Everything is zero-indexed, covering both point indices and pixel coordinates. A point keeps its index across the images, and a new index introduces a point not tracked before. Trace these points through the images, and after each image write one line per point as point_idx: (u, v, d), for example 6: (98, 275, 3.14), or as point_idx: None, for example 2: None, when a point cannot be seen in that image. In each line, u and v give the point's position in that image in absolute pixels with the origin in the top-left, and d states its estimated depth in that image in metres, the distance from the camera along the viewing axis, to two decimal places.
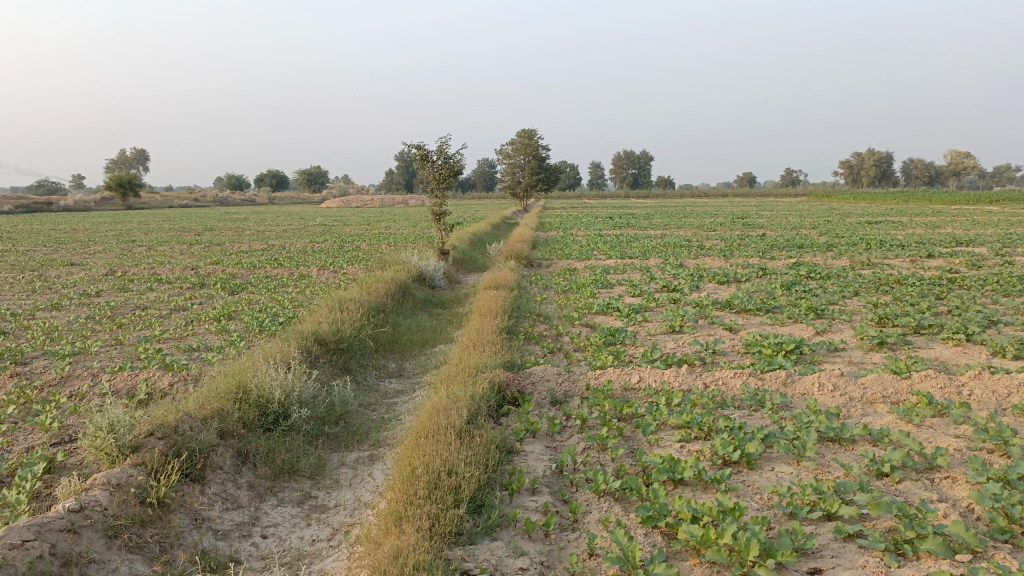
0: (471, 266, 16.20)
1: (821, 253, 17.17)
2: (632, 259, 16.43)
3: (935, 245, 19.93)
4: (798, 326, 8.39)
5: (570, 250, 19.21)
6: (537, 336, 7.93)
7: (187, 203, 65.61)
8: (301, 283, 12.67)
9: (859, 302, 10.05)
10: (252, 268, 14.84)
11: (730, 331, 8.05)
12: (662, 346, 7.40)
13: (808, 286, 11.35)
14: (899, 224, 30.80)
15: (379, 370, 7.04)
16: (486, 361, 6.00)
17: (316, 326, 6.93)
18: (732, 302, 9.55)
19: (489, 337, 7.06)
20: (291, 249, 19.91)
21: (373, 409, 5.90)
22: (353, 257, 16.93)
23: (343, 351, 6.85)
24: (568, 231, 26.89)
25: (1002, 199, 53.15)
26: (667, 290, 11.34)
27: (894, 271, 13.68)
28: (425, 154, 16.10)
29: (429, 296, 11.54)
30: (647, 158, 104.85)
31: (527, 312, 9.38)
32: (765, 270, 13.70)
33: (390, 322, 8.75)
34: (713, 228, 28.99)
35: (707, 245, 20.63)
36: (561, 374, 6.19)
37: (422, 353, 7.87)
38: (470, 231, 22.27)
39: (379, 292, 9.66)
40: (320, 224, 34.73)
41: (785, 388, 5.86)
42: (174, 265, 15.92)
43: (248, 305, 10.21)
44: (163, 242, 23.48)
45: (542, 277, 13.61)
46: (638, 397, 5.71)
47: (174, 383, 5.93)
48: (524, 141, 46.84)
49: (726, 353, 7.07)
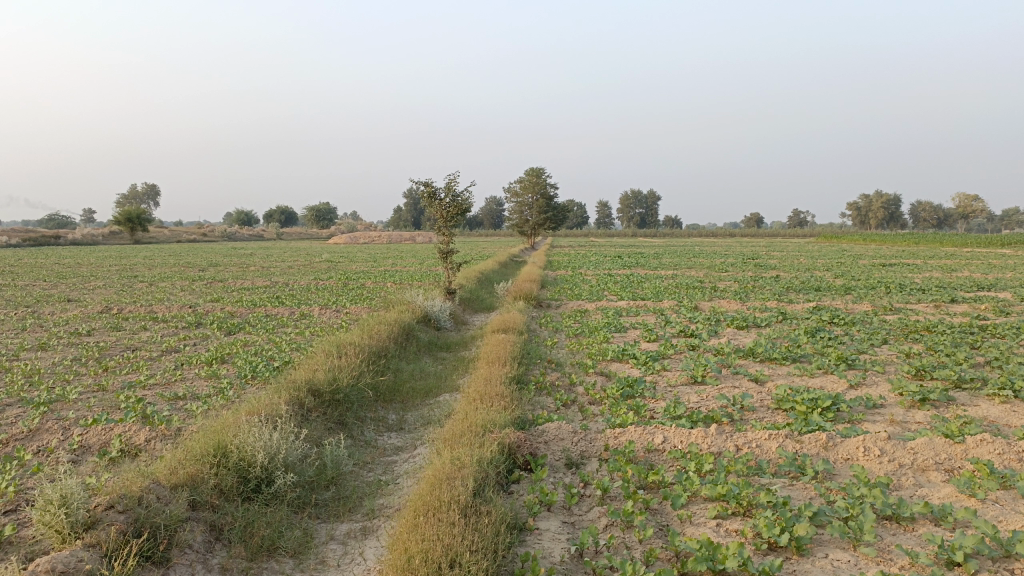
0: (478, 306, 15.68)
1: (840, 297, 16.62)
2: (644, 301, 15.88)
3: (956, 289, 19.33)
4: (830, 379, 7.81)
5: (579, 291, 18.68)
6: (549, 387, 7.36)
7: (195, 238, 65.61)
8: (301, 323, 12.17)
9: (889, 351, 9.47)
10: (252, 307, 14.34)
11: (756, 384, 7.48)
12: (685, 399, 6.84)
13: (832, 332, 10.77)
14: (913, 267, 30.19)
15: (378, 423, 6.48)
16: (494, 418, 5.44)
17: (310, 375, 6.39)
18: (755, 351, 8.98)
19: (497, 388, 6.49)
20: (295, 286, 19.44)
21: (369, 470, 5.34)
22: (357, 296, 16.45)
23: (339, 403, 6.30)
24: (577, 271, 26.42)
25: (1015, 242, 52.51)
26: (685, 335, 10.78)
27: (919, 317, 13.10)
28: (432, 192, 15.73)
29: (434, 339, 11.03)
30: (655, 197, 104.87)
31: (537, 358, 8.84)
32: (785, 314, 13.14)
33: (392, 368, 8.23)
34: (725, 269, 28.50)
35: (721, 286, 20.09)
36: (576, 433, 5.62)
37: (425, 403, 7.32)
38: (477, 269, 21.77)
39: (381, 335, 9.12)
40: (326, 261, 34.46)
41: (827, 452, 5.28)
42: (172, 302, 15.44)
43: (244, 348, 9.70)
44: (166, 279, 23.08)
45: (552, 319, 13.08)
46: (663, 461, 5.14)
47: (151, 439, 5.38)
48: (533, 180, 46.72)
49: (756, 410, 6.50)
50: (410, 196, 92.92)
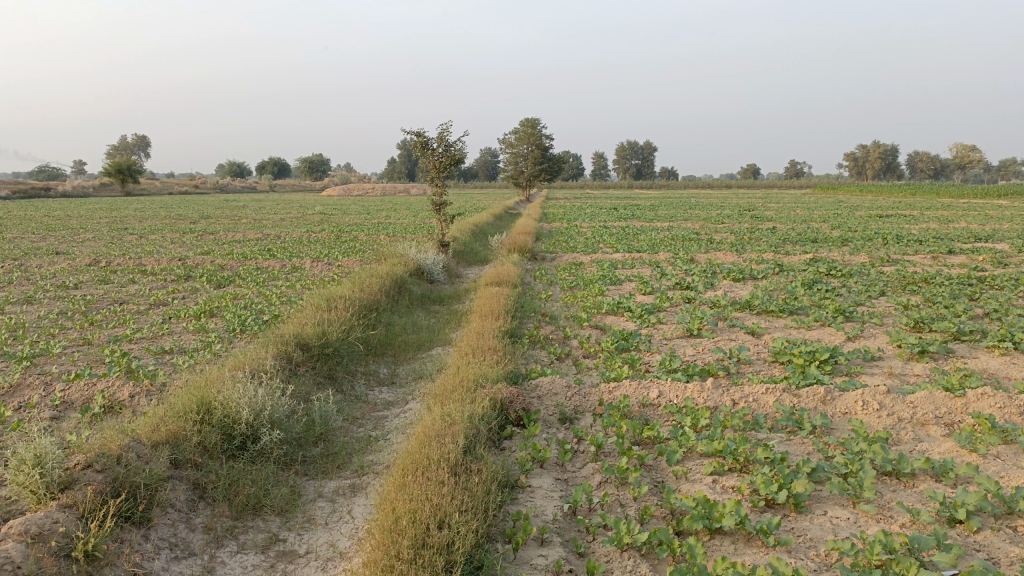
0: (472, 259, 15.49)
1: (837, 248, 16.49)
2: (639, 253, 15.71)
3: (953, 240, 19.19)
4: (828, 332, 7.70)
5: (574, 243, 18.50)
6: (543, 341, 7.23)
7: (186, 189, 64.89)
8: (292, 276, 11.99)
9: (887, 303, 9.36)
10: (243, 259, 14.13)
11: (753, 337, 7.38)
12: (680, 352, 6.73)
13: (830, 284, 10.64)
14: (910, 218, 29.98)
15: (368, 377, 6.36)
16: (486, 372, 5.32)
17: (298, 329, 6.24)
18: (752, 303, 8.86)
19: (490, 342, 6.36)
20: (286, 239, 19.19)
21: (360, 426, 5.24)
22: (349, 248, 16.24)
23: (328, 357, 6.17)
24: (572, 223, 26.19)
25: (1012, 194, 52.24)
26: (680, 288, 10.65)
27: (917, 268, 12.97)
28: (424, 142, 15.41)
29: (427, 291, 10.88)
30: (652, 148, 103.89)
31: (531, 311, 8.71)
32: (782, 266, 13.01)
33: (384, 321, 8.10)
34: (721, 220, 28.29)
35: (717, 238, 19.91)
36: (570, 387, 5.52)
37: (416, 357, 7.21)
38: (471, 221, 21.51)
39: (372, 287, 8.96)
40: (319, 212, 34.12)
41: (825, 407, 5.19)
42: (161, 255, 15.21)
43: (233, 301, 9.53)
44: (156, 232, 22.79)
45: (547, 272, 12.92)
46: (659, 416, 5.04)
47: (135, 395, 5.25)
48: (528, 131, 46.07)
49: (753, 363, 6.40)
50: (404, 147, 91.78)
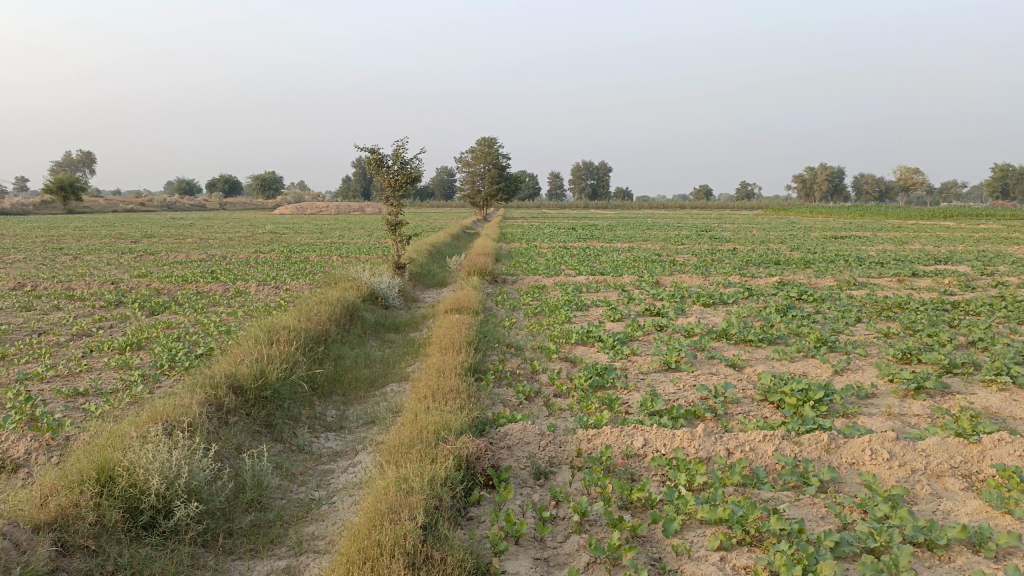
0: (429, 282, 14.76)
1: (802, 271, 16.21)
2: (604, 276, 15.18)
3: (913, 262, 19.17)
4: (813, 364, 7.19)
5: (535, 264, 17.92)
6: (509, 377, 6.56)
7: (132, 207, 62.73)
8: (236, 301, 11.10)
9: (868, 331, 8.93)
10: (183, 283, 13.19)
11: (736, 372, 6.83)
12: (661, 390, 6.13)
13: (804, 310, 10.21)
14: (866, 240, 30.24)
15: (312, 423, 5.60)
16: (448, 420, 4.63)
17: (232, 368, 5.47)
18: (729, 332, 8.33)
19: (450, 381, 5.65)
20: (232, 260, 18.20)
21: (300, 486, 4.50)
22: (299, 270, 15.37)
23: (267, 402, 5.41)
24: (531, 243, 25.66)
25: (956, 216, 53.61)
26: (651, 314, 10.10)
27: (887, 293, 12.68)
28: (379, 158, 14.69)
29: (381, 318, 10.15)
30: (608, 168, 104.64)
31: (494, 341, 8.04)
32: (751, 290, 12.58)
33: (333, 355, 7.35)
34: (681, 241, 28.10)
35: (680, 259, 19.53)
36: (544, 435, 4.85)
37: (370, 397, 6.48)
38: (428, 242, 20.77)
39: (321, 316, 8.18)
40: (269, 231, 32.97)
41: (830, 457, 4.62)
42: (94, 278, 14.15)
43: (166, 331, 8.66)
44: (93, 251, 21.52)
45: (509, 296, 12.27)
46: (645, 471, 4.41)
47: (31, 452, 4.40)
48: (484, 150, 45.60)
49: (741, 403, 5.83)
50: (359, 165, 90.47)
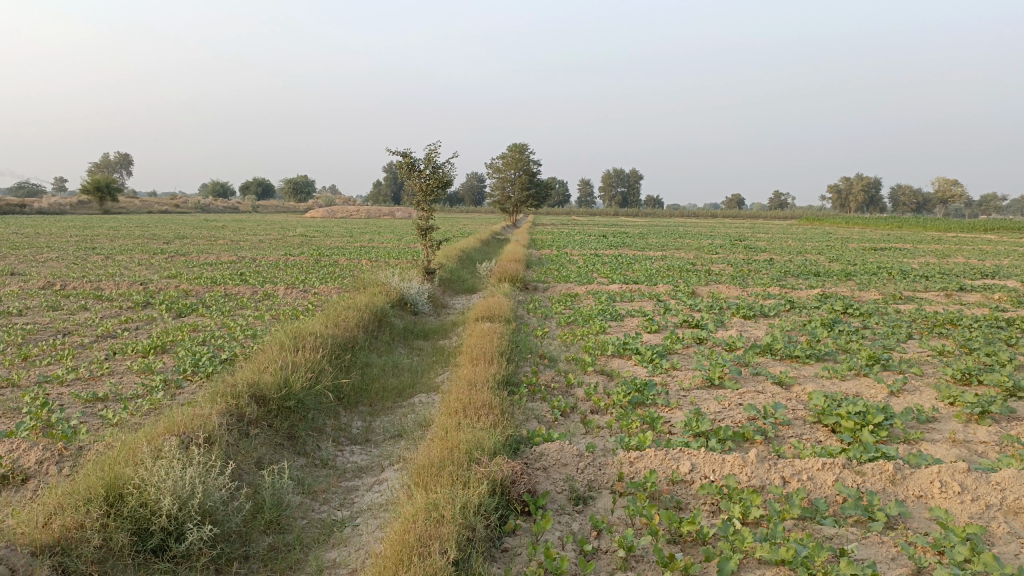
0: (458, 289, 14.49)
1: (844, 284, 15.66)
2: (637, 285, 14.78)
3: (959, 277, 18.50)
4: (865, 384, 6.76)
5: (566, 272, 17.58)
6: (543, 391, 6.23)
7: (167, 209, 63.60)
8: (263, 304, 10.93)
9: (920, 348, 8.46)
10: (211, 285, 13.05)
11: (784, 391, 6.43)
12: (705, 409, 5.77)
13: (851, 325, 9.75)
14: (906, 252, 29.46)
15: (337, 436, 5.34)
16: (481, 437, 4.32)
17: (255, 376, 5.23)
18: (774, 347, 7.93)
19: (482, 394, 5.36)
20: (262, 262, 18.11)
21: (323, 504, 4.22)
22: (328, 274, 15.21)
23: (291, 412, 5.16)
24: (562, 250, 25.32)
25: (998, 229, 52.16)
26: (689, 326, 9.71)
27: (936, 308, 12.13)
28: (411, 162, 14.48)
29: (410, 325, 9.90)
30: (639, 176, 103.93)
31: (526, 351, 7.74)
32: (793, 302, 12.12)
33: (360, 362, 7.11)
34: (715, 251, 27.60)
35: (715, 270, 19.06)
36: (582, 457, 4.52)
37: (397, 409, 6.21)
38: (458, 247, 20.54)
39: (348, 322, 7.93)
40: (300, 234, 33.10)
41: (895, 489, 4.22)
42: (123, 278, 14.10)
43: (191, 334, 8.47)
44: (125, 252, 21.58)
45: (540, 304, 11.94)
46: (693, 500, 4.08)
47: (43, 461, 4.18)
48: (515, 156, 45.43)
49: (793, 426, 5.43)
50: (390, 169, 90.77)
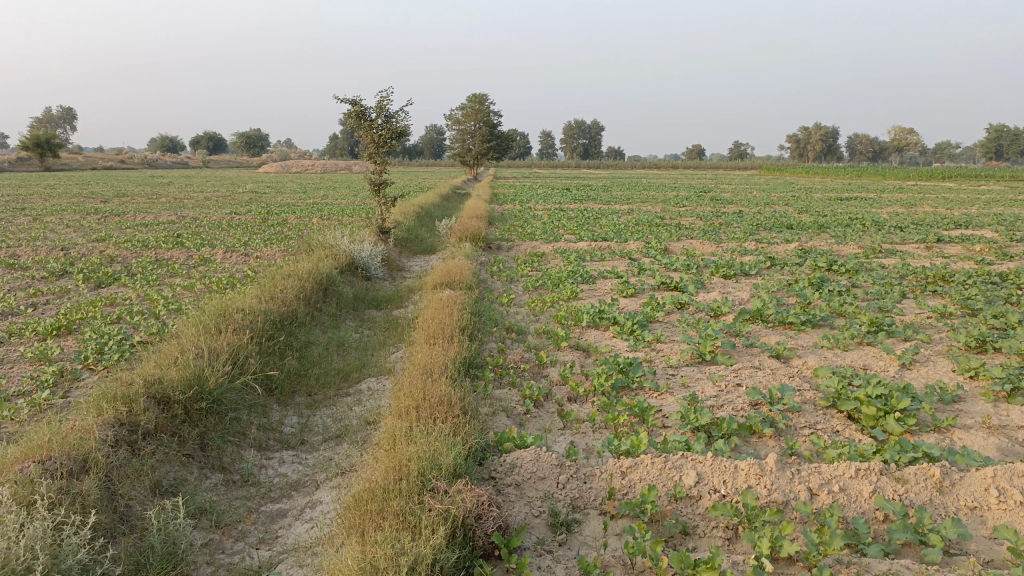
0: (415, 249, 13.48)
1: (820, 236, 15.03)
2: (607, 242, 13.90)
3: (933, 227, 17.99)
4: (872, 356, 6.01)
5: (531, 228, 16.63)
6: (511, 374, 5.35)
7: (112, 165, 60.88)
8: (196, 271, 9.83)
9: (920, 310, 7.76)
10: (141, 249, 11.83)
11: (786, 367, 5.66)
12: (702, 393, 4.97)
13: (840, 283, 9.03)
14: (872, 201, 29.10)
15: (263, 441, 4.43)
16: (436, 449, 3.45)
17: (158, 372, 4.26)
18: (765, 313, 7.14)
19: (440, 385, 4.45)
20: (203, 222, 16.83)
21: (236, 541, 3.32)
22: (274, 234, 14.07)
23: (203, 416, 4.22)
24: (526, 204, 24.33)
25: (956, 177, 52.30)
26: (667, 289, 8.88)
27: (921, 263, 11.47)
28: (361, 111, 13.29)
29: (361, 293, 8.93)
30: (599, 127, 102.55)
31: (491, 325, 6.84)
32: (773, 258, 11.38)
33: (298, 343, 6.15)
34: (681, 203, 26.90)
35: (684, 223, 18.31)
36: (563, 466, 3.67)
37: (340, 400, 5.29)
38: (416, 203, 19.46)
39: (287, 293, 6.93)
40: (249, 190, 31.49)
41: (944, 500, 3.46)
42: (45, 242, 12.80)
43: (106, 310, 7.39)
44: (55, 212, 20.01)
45: (504, 266, 11.02)
46: (703, 524, 3.28)
47: None
48: (475, 106, 43.96)
49: (804, 415, 4.64)
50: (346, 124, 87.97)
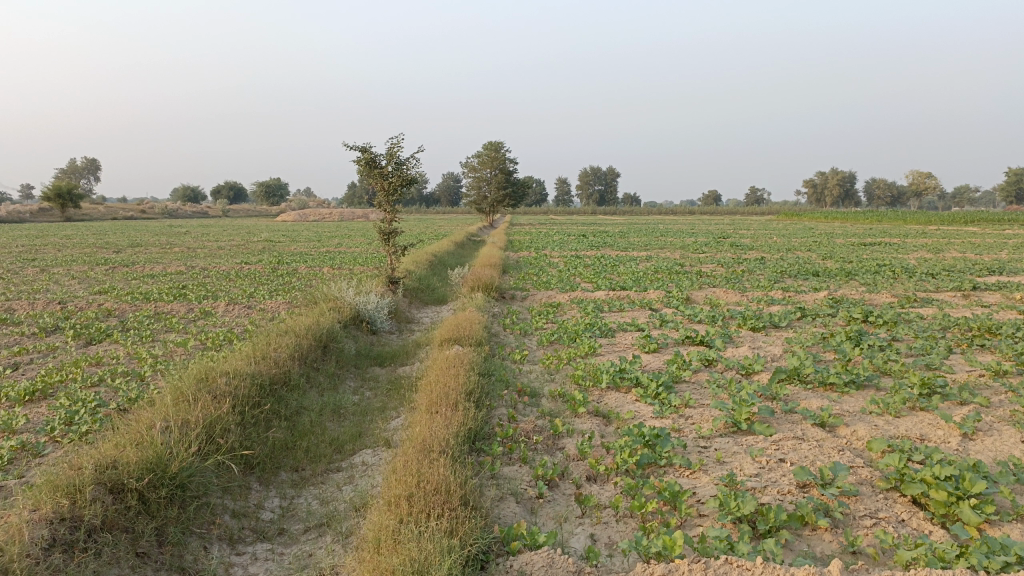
0: (425, 299, 12.96)
1: (848, 285, 14.38)
2: (625, 291, 13.32)
3: (966, 273, 17.28)
4: (928, 424, 5.33)
5: (546, 277, 16.10)
6: (523, 448, 4.74)
7: (132, 215, 61.52)
8: (195, 326, 9.35)
9: (973, 368, 7.08)
10: (141, 302, 11.40)
11: (833, 439, 5.00)
12: (741, 471, 4.33)
13: (879, 337, 8.38)
14: (897, 247, 28.44)
15: (235, 533, 3.84)
16: (426, 557, 2.86)
17: (114, 454, 3.72)
18: (804, 372, 6.50)
19: (437, 465, 3.86)
20: (210, 273, 16.43)
21: None
22: (281, 286, 13.62)
23: (165, 505, 3.66)
24: (542, 252, 23.86)
25: (979, 221, 51.42)
26: (692, 344, 8.25)
27: (962, 313, 10.80)
28: (371, 158, 12.93)
29: (365, 348, 8.40)
30: (615, 174, 102.74)
31: (501, 387, 6.24)
32: (804, 308, 10.73)
33: (288, 410, 5.59)
34: (700, 249, 26.37)
35: (705, 270, 17.72)
36: (582, 574, 3.04)
37: (331, 477, 4.69)
38: (429, 251, 19.05)
39: (280, 352, 6.39)
40: (264, 239, 31.37)
41: None
42: (45, 295, 12.42)
43: (90, 371, 6.88)
44: (66, 264, 19.72)
45: (518, 318, 10.46)
46: None
47: None
48: (490, 154, 44.05)
49: (863, 500, 3.98)
50: None
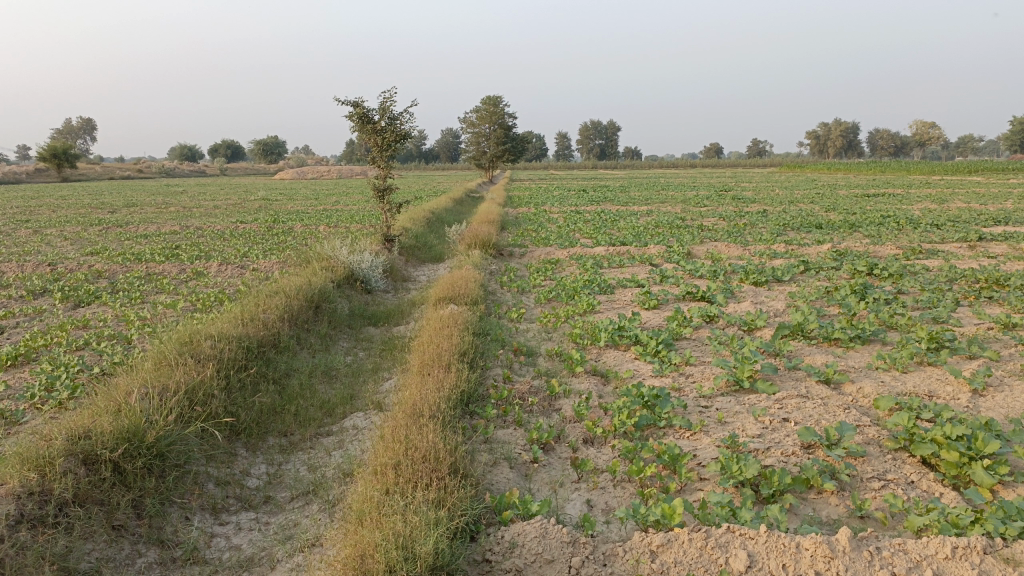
0: (422, 257, 12.75)
1: (852, 237, 14.12)
2: (626, 246, 13.09)
3: (972, 224, 17.00)
4: (937, 380, 5.17)
5: (545, 233, 15.85)
6: (518, 411, 4.58)
7: (129, 175, 60.94)
8: (186, 287, 9.16)
9: (982, 321, 6.89)
10: (132, 263, 11.19)
11: (839, 397, 4.83)
12: (743, 433, 4.18)
13: (885, 290, 8.18)
14: (902, 197, 28.04)
15: (218, 502, 3.71)
16: (409, 531, 2.72)
17: (88, 424, 3.56)
18: (809, 328, 6.31)
19: (425, 430, 3.70)
20: (205, 233, 16.19)
21: None
22: (275, 245, 13.38)
23: (143, 476, 3.52)
24: (541, 207, 23.56)
25: (983, 170, 50.81)
26: (694, 300, 8.06)
27: (968, 264, 10.58)
28: (364, 112, 12.58)
29: (359, 308, 8.21)
30: (616, 127, 101.42)
31: (496, 347, 6.06)
32: (807, 261, 10.51)
33: (276, 374, 5.42)
34: (702, 202, 26.01)
35: (707, 224, 17.45)
36: (577, 544, 2.89)
37: (319, 442, 4.55)
38: (426, 208, 18.76)
39: (270, 314, 6.21)
40: (261, 198, 30.97)
41: None
42: (36, 257, 12.20)
43: (76, 334, 6.71)
44: (59, 224, 19.46)
45: (516, 275, 10.25)
46: None
47: None
48: (489, 109, 43.32)
49: (870, 461, 3.83)
50: None
